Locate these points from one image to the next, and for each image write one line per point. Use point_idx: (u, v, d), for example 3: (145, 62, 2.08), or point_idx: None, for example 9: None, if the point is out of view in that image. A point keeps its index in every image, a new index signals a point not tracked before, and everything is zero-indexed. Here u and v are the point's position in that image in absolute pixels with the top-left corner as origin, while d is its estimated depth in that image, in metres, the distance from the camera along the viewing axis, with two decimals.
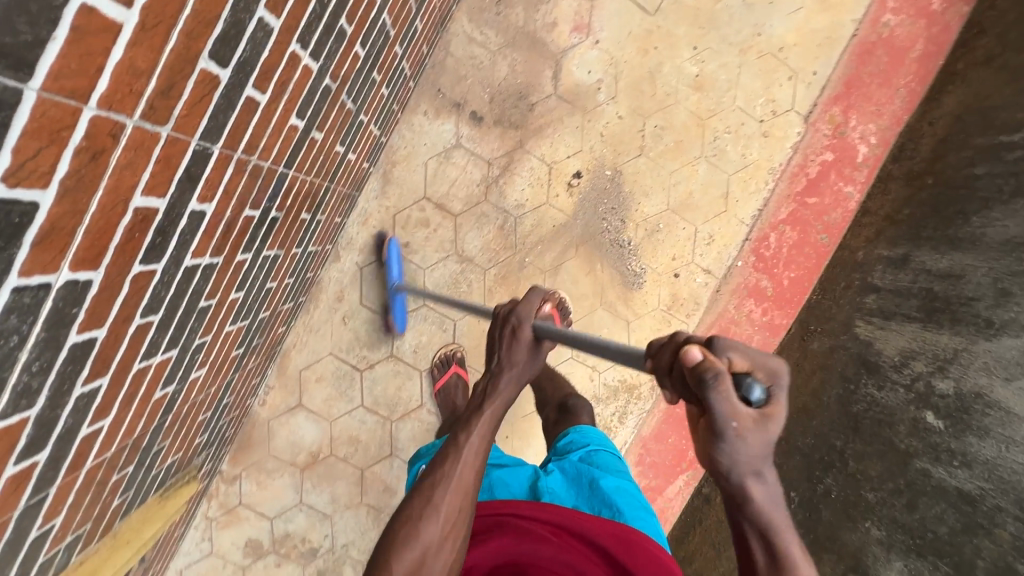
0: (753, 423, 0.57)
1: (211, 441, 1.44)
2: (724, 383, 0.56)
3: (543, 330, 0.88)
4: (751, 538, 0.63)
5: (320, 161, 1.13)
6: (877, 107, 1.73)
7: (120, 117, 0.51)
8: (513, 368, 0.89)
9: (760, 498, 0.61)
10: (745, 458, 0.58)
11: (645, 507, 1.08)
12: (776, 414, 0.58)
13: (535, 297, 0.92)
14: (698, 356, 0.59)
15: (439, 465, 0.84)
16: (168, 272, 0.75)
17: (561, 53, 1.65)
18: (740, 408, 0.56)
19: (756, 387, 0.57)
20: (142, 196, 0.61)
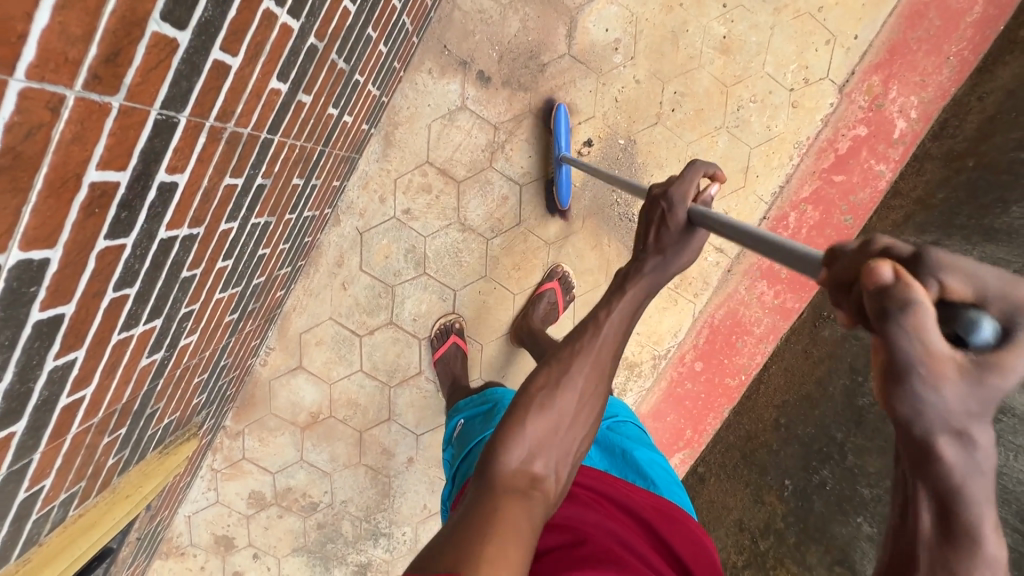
0: (960, 367, 0.36)
1: (210, 401, 1.47)
2: (921, 305, 0.37)
3: (699, 215, 0.74)
4: (919, 514, 0.40)
5: (310, 125, 1.08)
6: (922, 77, 1.58)
7: (58, 88, 0.47)
8: (675, 246, 0.76)
9: (960, 467, 0.37)
10: (939, 413, 0.37)
11: (674, 486, 1.06)
12: (1013, 364, 0.36)
13: (696, 173, 0.77)
14: (888, 273, 0.39)
15: (579, 339, 0.75)
16: (141, 244, 0.73)
17: (577, 8, 1.53)
18: (942, 344, 0.36)
19: (987, 322, 0.36)
20: (97, 171, 0.57)
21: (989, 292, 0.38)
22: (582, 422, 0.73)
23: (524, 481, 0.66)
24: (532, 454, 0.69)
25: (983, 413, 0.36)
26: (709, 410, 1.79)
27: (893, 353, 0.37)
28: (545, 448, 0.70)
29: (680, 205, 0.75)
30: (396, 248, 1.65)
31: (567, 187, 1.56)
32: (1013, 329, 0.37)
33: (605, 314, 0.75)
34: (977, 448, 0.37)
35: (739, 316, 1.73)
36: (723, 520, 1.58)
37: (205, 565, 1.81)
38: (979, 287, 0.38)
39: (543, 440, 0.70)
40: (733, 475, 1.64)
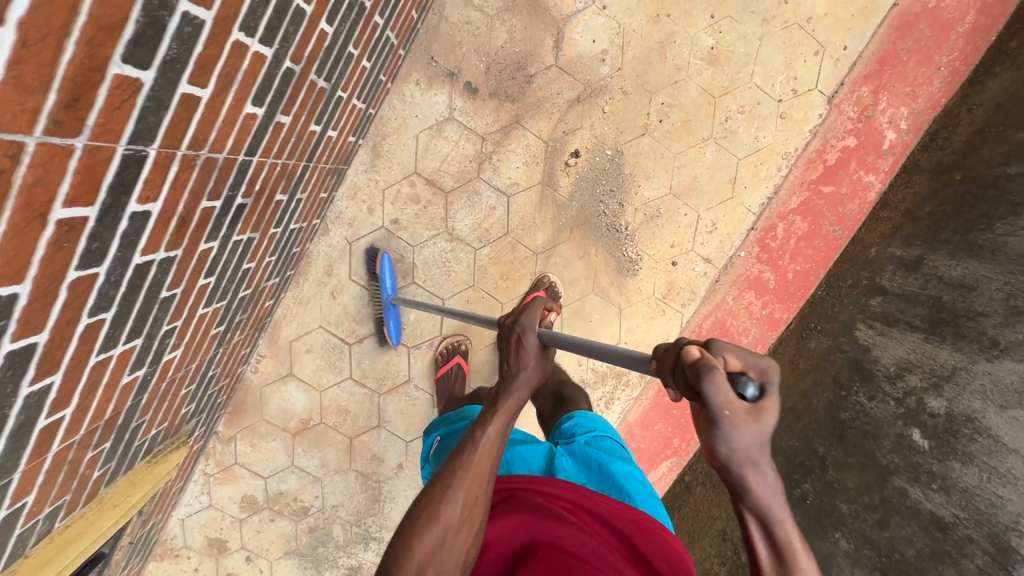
0: (744, 414, 0.52)
1: (200, 409, 1.49)
2: (717, 377, 0.52)
3: (548, 337, 0.84)
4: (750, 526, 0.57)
5: (292, 142, 1.09)
6: (912, 88, 1.57)
7: (17, 136, 0.49)
8: (532, 365, 0.83)
9: (760, 485, 0.55)
10: (740, 448, 0.53)
11: (654, 499, 1.05)
12: (771, 409, 0.53)
13: (536, 305, 0.88)
14: (695, 355, 0.55)
15: (459, 454, 0.80)
16: (115, 272, 0.74)
17: (564, 20, 1.53)
18: (731, 401, 0.52)
19: (751, 383, 0.53)
20: (64, 208, 0.59)
21: (752, 363, 0.54)
22: (468, 526, 0.77)
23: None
24: (423, 570, 0.73)
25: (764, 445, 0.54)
26: None
27: (709, 414, 0.53)
28: (434, 562, 0.73)
29: (530, 330, 0.84)
30: (384, 258, 1.66)
31: (395, 329, 1.65)
32: (766, 385, 0.53)
33: (481, 431, 0.81)
34: (770, 471, 0.56)
35: (727, 327, 1.73)
36: (708, 529, 1.60)
37: (199, 567, 1.85)
38: (747, 360, 0.54)
39: (432, 554, 0.74)
40: (718, 485, 1.65)
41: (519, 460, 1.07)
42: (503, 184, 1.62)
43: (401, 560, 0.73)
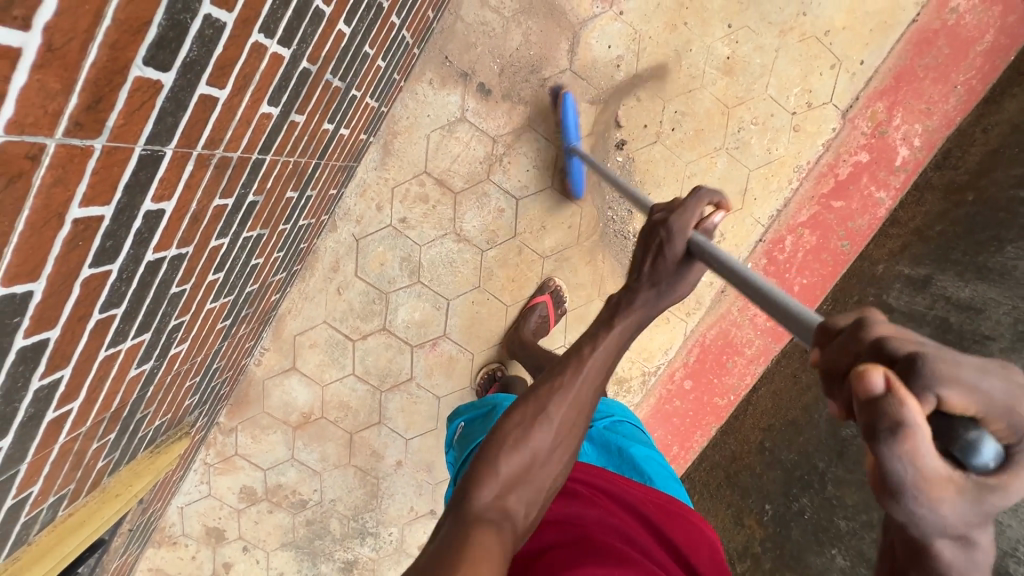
0: (960, 489, 0.32)
1: (203, 401, 1.50)
2: (911, 424, 0.32)
3: (700, 245, 0.72)
4: None
5: (305, 140, 1.09)
6: (928, 105, 1.56)
7: (39, 138, 0.49)
8: (675, 278, 0.74)
9: (960, 574, 0.35)
10: (936, 528, 0.33)
11: (674, 481, 1.04)
12: (1015, 488, 0.32)
13: (699, 201, 0.75)
14: (880, 384, 0.33)
15: (563, 367, 0.73)
16: (127, 268, 0.75)
17: (580, 24, 1.52)
18: (940, 470, 0.32)
19: (987, 443, 0.32)
20: (80, 208, 0.59)
21: (996, 399, 0.33)
22: (561, 451, 0.71)
23: (497, 514, 0.63)
24: (505, 489, 0.66)
25: (980, 529, 0.33)
26: (696, 428, 1.80)
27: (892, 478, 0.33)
28: (517, 486, 0.67)
29: (679, 236, 0.73)
30: (391, 256, 1.66)
31: (580, 174, 1.57)
32: (1012, 448, 0.32)
33: (587, 349, 0.73)
34: (978, 557, 0.35)
35: (731, 337, 1.74)
36: None
37: (196, 555, 1.86)
38: (983, 392, 0.33)
39: (517, 475, 0.67)
40: (716, 495, 1.65)
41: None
42: (513, 187, 1.62)
43: (488, 471, 0.67)
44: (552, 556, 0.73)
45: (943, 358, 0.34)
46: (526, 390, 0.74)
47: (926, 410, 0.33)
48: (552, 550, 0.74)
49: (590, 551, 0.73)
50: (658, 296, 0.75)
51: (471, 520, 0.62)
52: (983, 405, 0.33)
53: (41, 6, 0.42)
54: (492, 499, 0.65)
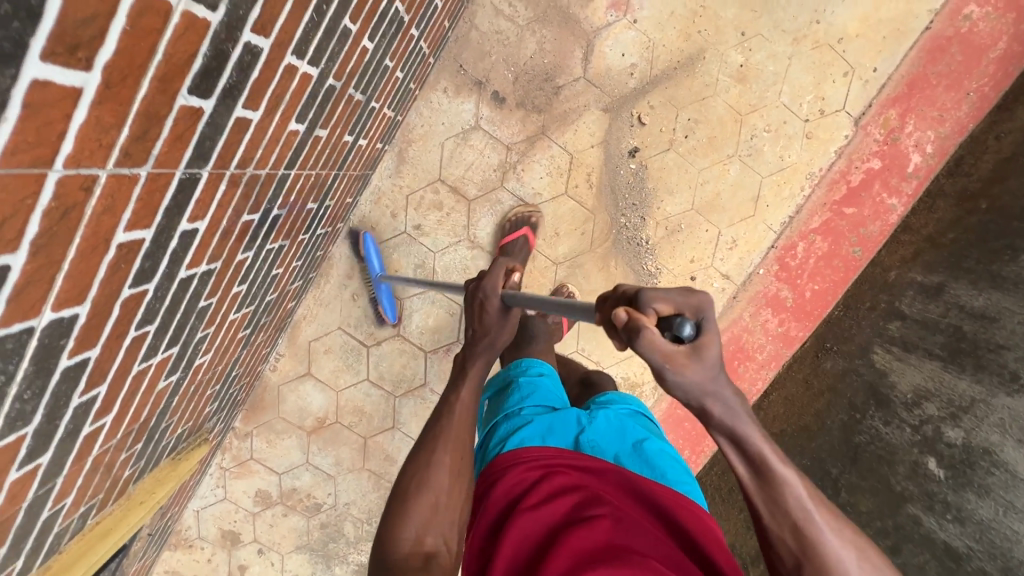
0: (686, 355, 0.59)
1: (221, 407, 1.52)
2: (648, 337, 0.58)
3: (508, 297, 0.89)
4: (730, 455, 0.66)
5: (327, 152, 1.10)
6: (940, 112, 1.57)
7: (92, 170, 0.50)
8: (491, 331, 0.91)
9: (725, 418, 0.64)
10: (692, 385, 0.61)
11: (690, 475, 0.99)
12: (710, 342, 0.60)
13: (499, 265, 0.94)
14: (624, 317, 0.60)
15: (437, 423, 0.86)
16: (162, 286, 0.76)
17: (594, 32, 1.53)
18: (670, 346, 0.59)
19: (686, 324, 0.59)
20: (125, 232, 0.60)
21: (683, 306, 0.61)
22: (458, 486, 0.82)
23: (419, 560, 0.75)
24: (421, 535, 0.78)
25: (713, 381, 0.62)
26: (707, 432, 1.82)
27: (654, 364, 0.60)
28: (430, 525, 0.79)
29: (492, 294, 0.90)
30: (405, 262, 1.68)
31: (389, 304, 1.66)
32: (700, 322, 0.61)
33: (454, 397, 0.89)
34: (729, 400, 0.64)
35: (742, 343, 1.74)
36: None
37: (211, 558, 1.88)
38: (677, 305, 0.61)
39: (427, 518, 0.78)
40: (727, 500, 1.66)
41: (547, 429, 1.00)
42: (526, 195, 1.63)
43: (399, 527, 0.78)
44: (554, 558, 0.71)
45: (649, 288, 0.62)
46: (413, 450, 0.86)
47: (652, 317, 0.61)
48: (552, 555, 0.71)
49: (595, 555, 0.71)
50: (492, 340, 0.91)
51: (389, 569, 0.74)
52: (680, 304, 0.61)
53: (101, 46, 0.43)
54: (409, 542, 0.77)
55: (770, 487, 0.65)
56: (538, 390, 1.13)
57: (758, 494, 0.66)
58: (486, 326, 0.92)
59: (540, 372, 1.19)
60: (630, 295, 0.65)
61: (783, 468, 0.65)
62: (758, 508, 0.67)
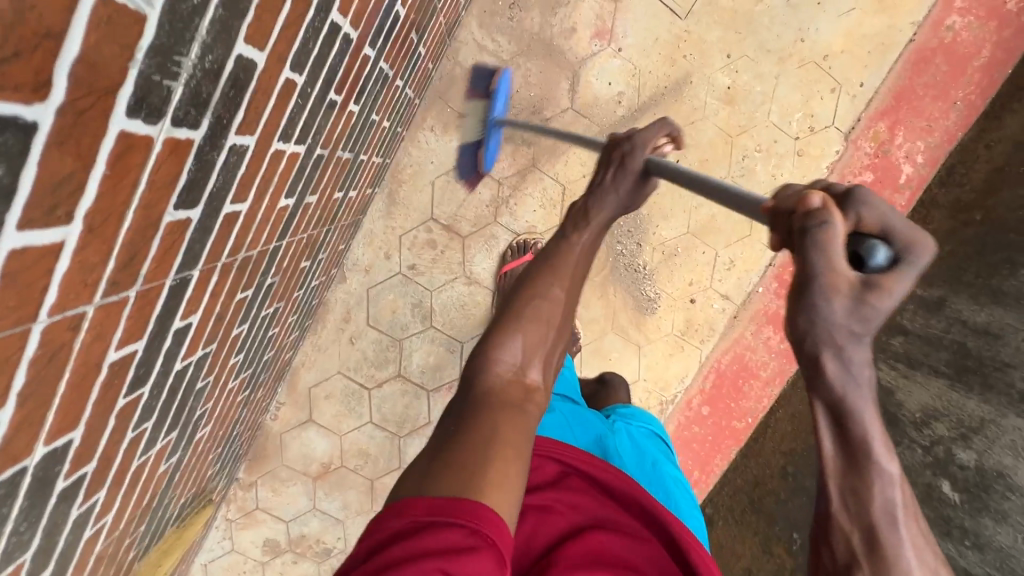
0: (851, 285, 0.44)
1: (222, 465, 1.49)
2: (831, 229, 0.46)
3: (654, 162, 0.78)
4: (821, 428, 0.47)
5: (318, 212, 1.07)
6: (928, 122, 1.57)
7: (80, 308, 0.48)
8: (620, 184, 0.80)
9: (838, 379, 0.45)
10: (828, 324, 0.44)
11: (695, 509, 0.94)
12: (901, 284, 0.44)
13: (660, 127, 0.83)
14: (816, 203, 0.48)
15: (557, 250, 0.78)
16: (157, 382, 0.73)
17: (580, 62, 1.51)
18: (841, 263, 0.45)
19: (881, 249, 0.45)
20: (117, 350, 0.58)
21: (897, 228, 0.46)
22: (559, 346, 0.74)
23: (517, 398, 0.66)
24: (522, 365, 0.69)
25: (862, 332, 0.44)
26: (716, 451, 1.81)
27: (805, 275, 0.46)
28: (533, 360, 0.70)
29: (639, 149, 0.81)
30: (402, 302, 1.65)
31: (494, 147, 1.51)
32: (899, 260, 0.45)
33: (575, 237, 0.79)
34: (856, 357, 0.44)
35: (745, 361, 1.74)
36: (731, 566, 1.61)
37: None
38: (889, 221, 0.46)
39: (532, 346, 0.71)
40: (741, 521, 1.65)
41: (572, 426, 0.94)
42: (520, 228, 1.61)
43: (493, 357, 0.68)
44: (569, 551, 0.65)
45: (870, 190, 0.47)
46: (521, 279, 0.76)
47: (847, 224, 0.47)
48: (569, 547, 0.66)
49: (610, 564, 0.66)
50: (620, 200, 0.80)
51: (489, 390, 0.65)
52: (888, 229, 0.46)
53: (83, 197, 0.40)
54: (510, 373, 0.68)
55: (859, 475, 0.46)
56: (562, 379, 1.06)
57: (835, 482, 0.47)
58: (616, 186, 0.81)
59: (565, 361, 1.13)
60: (835, 189, 0.50)
61: (886, 462, 0.46)
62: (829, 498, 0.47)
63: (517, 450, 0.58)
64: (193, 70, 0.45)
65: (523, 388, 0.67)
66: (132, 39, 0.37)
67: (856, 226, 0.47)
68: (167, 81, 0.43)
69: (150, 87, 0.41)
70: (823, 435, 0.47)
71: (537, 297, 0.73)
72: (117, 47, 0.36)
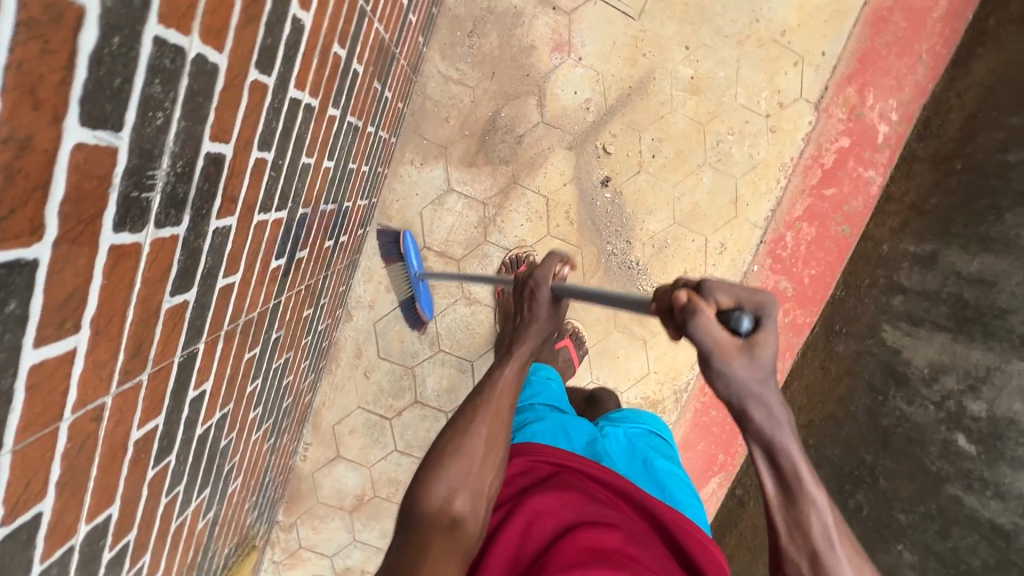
0: (738, 348, 0.60)
1: (261, 512, 1.55)
2: (705, 318, 0.59)
3: (559, 291, 0.89)
4: (762, 469, 0.66)
5: (312, 263, 1.13)
6: (897, 79, 1.58)
7: (99, 400, 0.53)
8: (531, 329, 0.90)
9: (765, 424, 0.63)
10: (739, 383, 0.61)
11: (695, 500, 0.97)
12: (763, 340, 0.60)
13: (552, 261, 0.93)
14: (685, 298, 0.61)
15: (483, 385, 0.87)
16: (182, 449, 0.79)
17: (544, 77, 1.56)
18: (725, 335, 0.59)
19: (744, 318, 0.59)
20: (139, 428, 0.63)
21: (744, 298, 0.60)
22: (492, 461, 0.81)
23: (448, 520, 0.72)
24: (450, 496, 0.75)
25: (762, 386, 0.61)
26: (738, 433, 1.83)
27: (704, 351, 0.60)
28: (461, 488, 0.76)
29: (544, 285, 0.89)
30: (409, 331, 1.71)
31: (426, 297, 1.61)
32: (758, 320, 0.60)
33: (499, 371, 0.88)
34: (772, 406, 0.63)
35: None
36: (767, 545, 1.60)
37: None
38: (739, 297, 0.60)
39: (458, 479, 0.77)
40: None
41: (561, 433, 0.99)
42: (511, 244, 1.65)
43: (429, 486, 0.76)
44: (563, 551, 0.67)
45: (716, 278, 0.61)
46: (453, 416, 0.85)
47: (713, 305, 0.60)
48: (559, 548, 0.68)
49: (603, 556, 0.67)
50: (543, 329, 0.90)
51: (421, 526, 0.72)
52: (741, 298, 0.60)
53: (86, 309, 0.46)
54: (438, 501, 0.74)
55: (794, 505, 0.65)
56: (548, 391, 1.12)
57: (781, 511, 0.66)
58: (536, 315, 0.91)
59: (551, 376, 1.18)
60: (692, 284, 0.63)
61: (813, 488, 0.65)
62: (777, 526, 0.66)
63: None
64: (166, 177, 0.51)
65: (450, 518, 0.73)
66: (107, 169, 0.43)
67: (719, 307, 0.60)
68: (144, 194, 0.48)
69: (130, 202, 0.47)
70: (767, 478, 0.66)
71: (473, 424, 0.82)
72: (95, 179, 0.42)
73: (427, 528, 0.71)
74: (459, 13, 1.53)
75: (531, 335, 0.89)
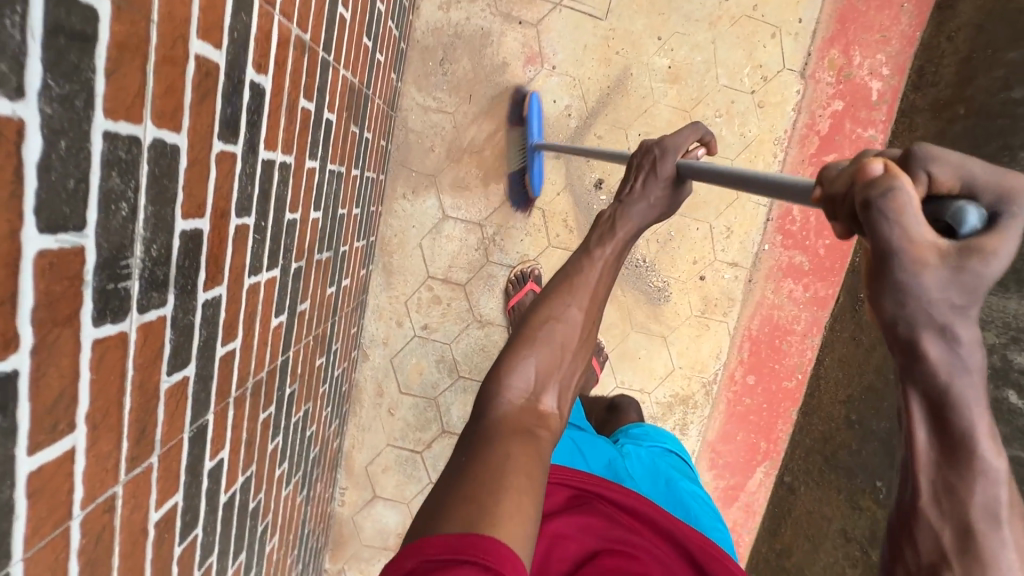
0: (941, 254, 0.39)
1: (305, 564, 1.55)
2: (903, 197, 0.40)
3: (687, 168, 0.84)
4: (915, 419, 0.44)
5: (316, 313, 1.14)
6: (882, 33, 1.53)
7: (110, 490, 0.54)
8: (638, 205, 0.86)
9: (942, 362, 0.41)
10: (924, 302, 0.40)
11: (718, 522, 0.95)
12: (998, 253, 0.39)
13: (691, 133, 0.87)
14: (878, 170, 0.43)
15: (579, 270, 0.82)
16: (208, 520, 0.79)
17: (521, 91, 1.56)
18: (927, 231, 0.39)
19: (972, 210, 0.40)
20: (157, 509, 0.64)
21: (978, 183, 0.42)
22: (580, 359, 0.78)
23: (533, 418, 0.69)
24: (535, 393, 0.72)
25: (963, 307, 0.39)
26: (776, 418, 1.77)
27: (879, 252, 0.41)
28: (547, 379, 0.74)
29: (670, 155, 0.86)
30: (427, 363, 1.71)
31: (541, 172, 1.55)
32: (996, 218, 0.40)
33: (598, 249, 0.84)
34: (958, 339, 0.40)
35: (776, 321, 1.70)
36: (826, 532, 1.55)
37: None
38: (970, 178, 0.42)
39: (546, 371, 0.74)
40: (822, 482, 1.62)
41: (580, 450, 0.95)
42: (514, 261, 1.65)
43: (517, 372, 0.73)
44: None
45: (936, 145, 0.43)
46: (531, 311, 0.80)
47: (921, 185, 0.43)
48: None
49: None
50: (647, 210, 0.87)
51: (501, 420, 0.68)
52: (974, 185, 0.42)
53: (77, 407, 0.46)
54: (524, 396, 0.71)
55: (954, 469, 0.43)
56: None
57: (926, 475, 0.44)
58: (649, 192, 0.87)
59: None
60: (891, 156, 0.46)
61: (991, 456, 0.43)
62: (917, 490, 0.45)
63: (531, 477, 0.60)
64: (142, 263, 0.51)
65: (536, 413, 0.70)
66: (77, 269, 0.43)
67: (930, 188, 0.43)
68: (121, 284, 0.49)
69: (107, 295, 0.47)
70: (919, 427, 0.43)
71: (564, 306, 0.78)
72: (65, 280, 0.42)
73: (507, 426, 0.67)
74: (427, 43, 1.53)
75: (637, 219, 0.86)
